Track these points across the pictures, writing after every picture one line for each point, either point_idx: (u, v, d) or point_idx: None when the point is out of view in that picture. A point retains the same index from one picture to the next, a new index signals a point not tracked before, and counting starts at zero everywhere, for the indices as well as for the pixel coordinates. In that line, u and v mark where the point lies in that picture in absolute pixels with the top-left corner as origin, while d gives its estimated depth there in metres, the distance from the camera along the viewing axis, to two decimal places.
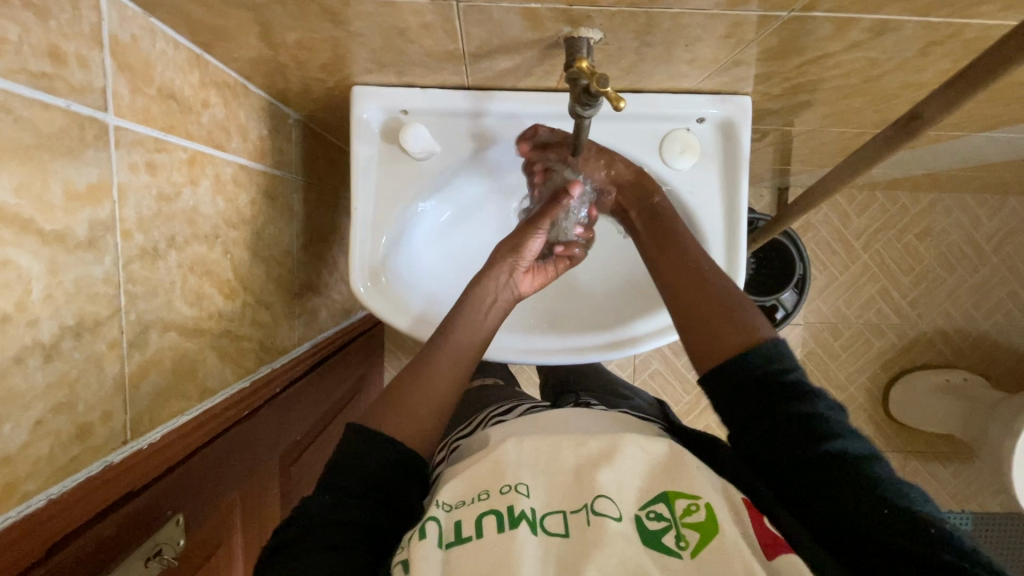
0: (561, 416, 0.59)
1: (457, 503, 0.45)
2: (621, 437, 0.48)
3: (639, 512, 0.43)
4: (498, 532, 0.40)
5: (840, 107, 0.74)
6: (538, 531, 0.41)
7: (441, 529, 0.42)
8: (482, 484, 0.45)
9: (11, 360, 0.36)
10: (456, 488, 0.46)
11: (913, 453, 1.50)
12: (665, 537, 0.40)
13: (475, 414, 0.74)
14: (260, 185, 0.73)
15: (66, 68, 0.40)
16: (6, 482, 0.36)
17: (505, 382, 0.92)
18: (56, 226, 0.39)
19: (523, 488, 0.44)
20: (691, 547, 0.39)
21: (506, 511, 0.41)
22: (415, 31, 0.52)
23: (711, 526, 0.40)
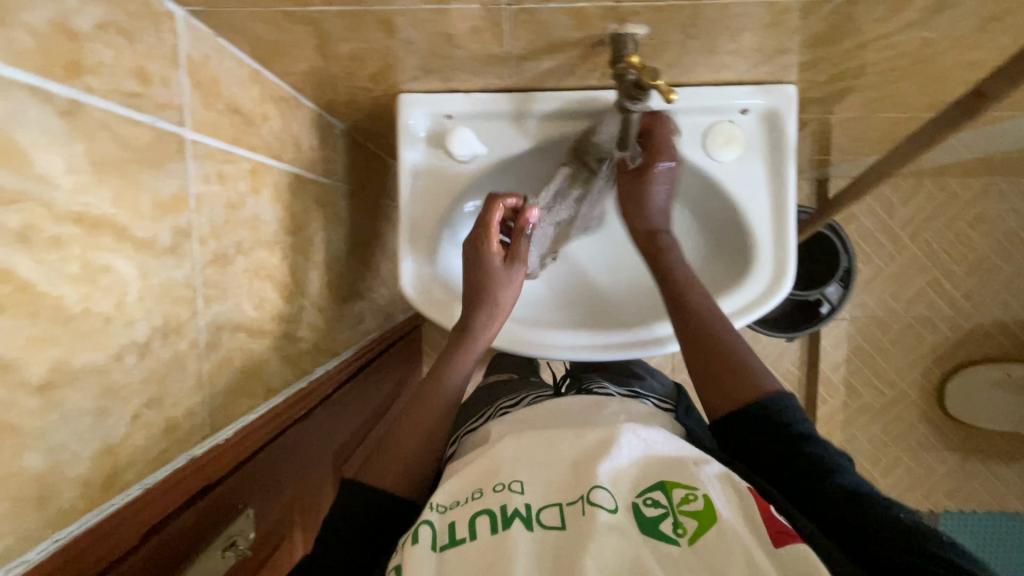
0: (575, 406, 0.62)
1: (451, 504, 0.45)
2: (617, 428, 0.49)
3: (637, 500, 0.42)
4: (492, 533, 0.40)
5: (889, 91, 0.72)
6: (532, 527, 0.41)
7: (437, 532, 0.42)
8: (477, 483, 0.47)
9: (112, 357, 0.39)
10: (452, 490, 0.47)
11: (972, 452, 1.43)
12: (663, 525, 0.40)
13: (486, 406, 0.77)
14: (311, 193, 0.76)
15: (152, 87, 0.43)
16: (110, 470, 0.39)
17: (520, 376, 0.91)
18: (146, 233, 0.42)
19: (518, 485, 0.45)
20: (688, 535, 0.39)
21: (499, 510, 0.42)
22: (464, 36, 0.53)
23: (710, 515, 0.40)
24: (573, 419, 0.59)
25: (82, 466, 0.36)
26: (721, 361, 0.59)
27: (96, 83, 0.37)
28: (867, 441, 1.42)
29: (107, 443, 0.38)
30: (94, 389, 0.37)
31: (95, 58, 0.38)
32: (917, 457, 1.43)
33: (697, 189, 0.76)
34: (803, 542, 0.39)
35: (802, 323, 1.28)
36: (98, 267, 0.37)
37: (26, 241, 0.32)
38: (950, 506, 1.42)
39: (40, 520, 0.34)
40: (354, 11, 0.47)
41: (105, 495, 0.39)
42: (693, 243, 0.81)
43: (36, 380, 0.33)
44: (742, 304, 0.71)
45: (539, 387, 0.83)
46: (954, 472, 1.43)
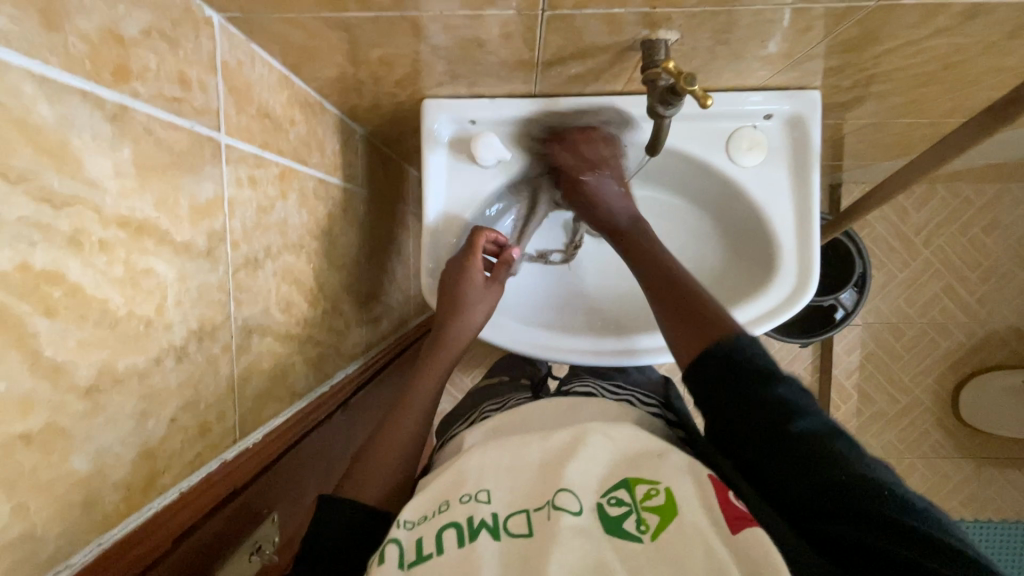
0: (570, 408, 0.61)
1: (419, 519, 0.42)
2: (582, 429, 0.47)
3: (601, 499, 0.41)
4: (458, 547, 0.38)
5: (913, 97, 0.72)
6: (500, 536, 0.39)
7: (403, 550, 0.40)
8: (443, 496, 0.44)
9: (152, 361, 0.39)
10: (419, 504, 0.44)
11: (987, 459, 1.41)
12: (626, 522, 0.39)
13: (471, 411, 0.78)
14: (334, 198, 0.76)
15: (191, 93, 0.44)
16: (149, 473, 0.39)
17: (510, 377, 0.89)
18: (184, 237, 0.42)
19: (484, 495, 0.42)
20: (651, 530, 0.38)
21: (465, 522, 0.40)
22: (495, 42, 0.54)
23: (670, 509, 0.39)
24: (555, 422, 0.58)
25: (124, 470, 0.36)
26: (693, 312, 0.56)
27: (141, 88, 0.38)
28: (881, 448, 1.41)
29: (146, 446, 0.38)
30: (135, 392, 0.37)
31: (140, 63, 0.38)
32: (932, 464, 1.41)
33: (718, 195, 0.76)
34: (758, 526, 0.38)
35: (817, 329, 1.27)
36: (141, 270, 0.38)
37: (76, 245, 0.32)
38: (965, 514, 1.41)
39: (85, 523, 0.34)
40: (388, 16, 0.48)
41: (144, 499, 0.39)
42: (711, 247, 0.81)
43: (84, 383, 0.33)
44: (764, 310, 0.71)
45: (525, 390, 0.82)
46: (969, 479, 1.42)
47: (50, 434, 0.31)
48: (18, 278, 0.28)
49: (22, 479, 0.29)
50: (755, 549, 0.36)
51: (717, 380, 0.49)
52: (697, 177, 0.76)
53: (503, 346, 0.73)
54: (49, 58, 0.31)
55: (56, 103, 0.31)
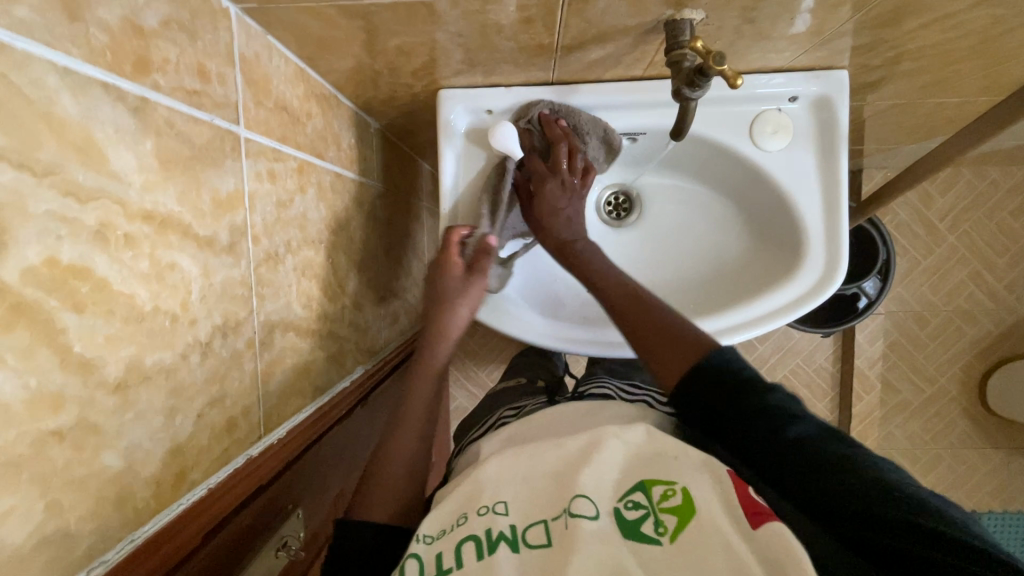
0: (581, 411, 0.59)
1: (438, 534, 0.42)
2: (596, 431, 0.46)
3: (617, 503, 0.40)
4: (477, 561, 0.37)
5: (945, 75, 0.69)
6: (518, 548, 0.38)
7: (422, 564, 0.39)
8: (461, 508, 0.43)
9: (179, 356, 0.39)
10: (435, 519, 0.43)
11: (1015, 449, 1.38)
12: (643, 526, 0.38)
13: (488, 415, 0.77)
14: (350, 193, 0.76)
15: (210, 85, 0.43)
16: (179, 469, 0.39)
17: (528, 378, 0.88)
18: (207, 231, 0.42)
19: (501, 507, 0.41)
20: (670, 532, 0.37)
21: (483, 536, 0.39)
22: (514, 27, 0.52)
23: (688, 509, 0.38)
24: (570, 424, 0.57)
25: (155, 466, 0.36)
26: (659, 328, 0.55)
27: (161, 80, 0.37)
28: (906, 439, 1.38)
29: (175, 442, 0.38)
30: (163, 388, 0.37)
31: (161, 55, 0.37)
32: (958, 455, 1.38)
33: (742, 182, 0.74)
34: (781, 521, 0.36)
35: (840, 319, 1.24)
36: (165, 265, 0.37)
37: (102, 238, 0.32)
38: (993, 505, 1.38)
39: (118, 520, 0.34)
40: (407, 3, 0.47)
41: (174, 495, 0.39)
42: (734, 234, 0.79)
43: (113, 378, 0.32)
44: (794, 296, 0.69)
45: (544, 392, 0.81)
46: (997, 470, 1.38)
47: (82, 430, 0.30)
48: (47, 272, 0.28)
49: (56, 475, 0.29)
50: (783, 552, 0.34)
51: (712, 400, 0.48)
52: (718, 162, 0.74)
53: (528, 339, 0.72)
54: (71, 49, 0.30)
55: (80, 95, 0.30)
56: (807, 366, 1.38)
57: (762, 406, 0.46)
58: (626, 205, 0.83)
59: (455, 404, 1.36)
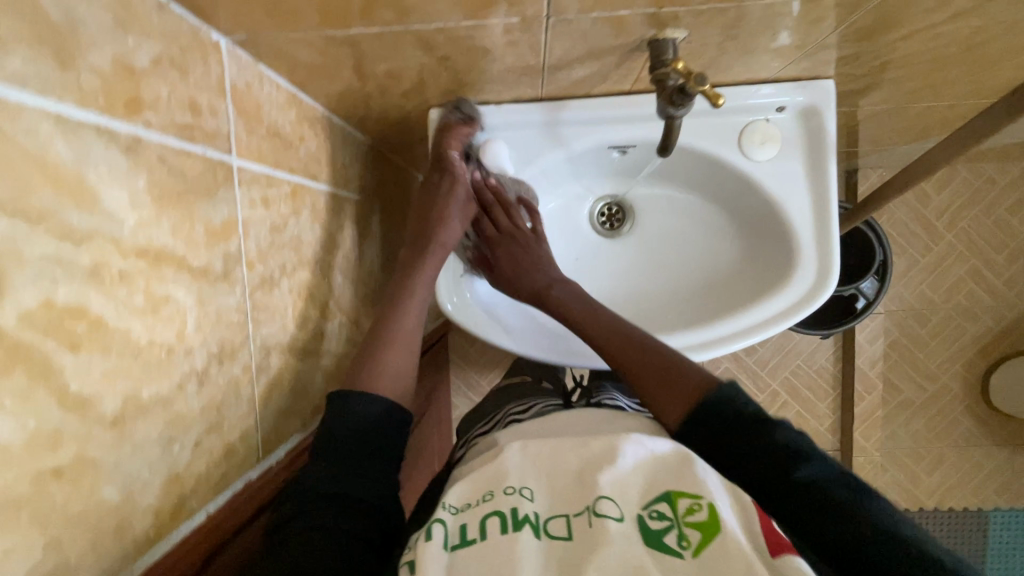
0: (585, 418, 0.58)
1: (463, 506, 0.42)
2: (622, 436, 0.45)
3: (642, 511, 0.40)
4: (501, 534, 0.38)
5: (931, 81, 0.70)
6: (540, 535, 0.39)
7: (447, 532, 0.39)
8: (488, 485, 0.43)
9: (175, 386, 0.39)
10: (463, 490, 0.44)
11: (1020, 445, 1.37)
12: (666, 536, 0.37)
13: (496, 411, 0.77)
14: (345, 211, 0.77)
15: (202, 118, 0.44)
16: (177, 497, 0.40)
17: (533, 378, 0.89)
18: (201, 261, 0.43)
19: (527, 492, 0.42)
20: (693, 546, 0.36)
21: (509, 513, 0.39)
22: (501, 50, 0.53)
23: (714, 525, 0.37)
24: (585, 429, 0.56)
25: (153, 496, 0.37)
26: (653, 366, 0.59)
27: (153, 118, 0.38)
28: (909, 437, 1.38)
29: (173, 471, 0.39)
30: (160, 419, 0.38)
31: (152, 93, 0.38)
32: (963, 452, 1.37)
33: (734, 191, 0.75)
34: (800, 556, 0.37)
35: (839, 320, 1.24)
36: (160, 298, 0.38)
37: (96, 278, 0.32)
38: (999, 502, 1.37)
39: (118, 552, 0.34)
40: (393, 30, 0.48)
41: (173, 524, 0.39)
42: (727, 242, 0.79)
43: (110, 414, 0.33)
44: (787, 304, 0.69)
45: (550, 393, 0.82)
46: (1003, 467, 1.37)
47: (80, 466, 0.31)
48: (43, 314, 0.29)
49: (55, 511, 0.30)
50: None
51: (719, 434, 0.51)
52: (709, 172, 0.75)
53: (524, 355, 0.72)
54: (64, 96, 0.31)
55: (72, 139, 0.31)
56: (807, 367, 1.38)
57: (773, 445, 0.48)
58: (619, 216, 0.83)
59: (457, 412, 1.36)
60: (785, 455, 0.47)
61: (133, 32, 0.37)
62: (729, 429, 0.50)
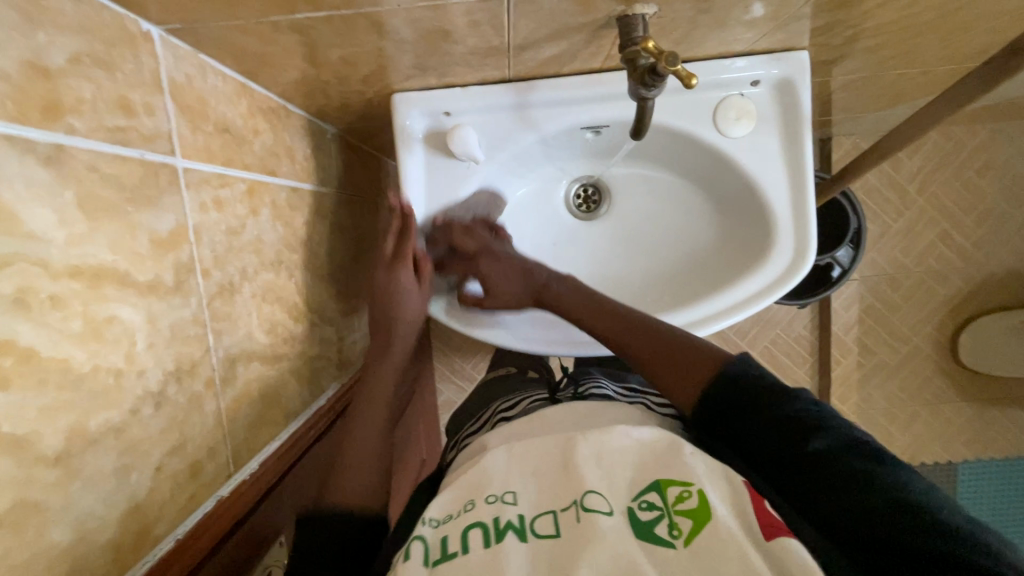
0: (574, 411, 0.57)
1: (444, 517, 0.41)
2: (611, 426, 0.45)
3: (631, 503, 0.39)
4: (484, 547, 0.37)
5: (905, 48, 0.69)
6: (527, 537, 0.38)
7: (428, 547, 0.39)
8: (468, 494, 0.42)
9: (129, 413, 0.37)
10: (444, 501, 0.43)
11: (987, 400, 1.42)
12: (657, 527, 0.37)
13: (483, 408, 0.76)
14: (310, 205, 0.73)
15: (137, 118, 0.40)
16: (140, 527, 0.38)
17: (517, 369, 0.88)
18: (148, 275, 0.40)
19: (510, 496, 0.41)
20: (683, 536, 0.36)
21: (491, 523, 0.38)
22: (462, 31, 0.50)
23: (704, 513, 0.36)
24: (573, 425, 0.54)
25: (111, 530, 0.35)
26: (662, 348, 0.58)
27: (77, 123, 0.35)
28: (883, 399, 1.41)
29: (133, 501, 0.37)
30: (115, 448, 0.35)
31: (73, 94, 0.35)
32: (933, 410, 1.42)
33: (711, 170, 0.73)
34: (793, 535, 0.36)
35: (814, 290, 1.26)
36: (103, 320, 0.35)
37: (23, 306, 0.30)
38: (967, 455, 1.42)
39: None
40: (342, 14, 0.44)
41: (137, 554, 0.37)
42: (705, 220, 0.78)
43: (53, 451, 0.31)
44: (763, 284, 0.69)
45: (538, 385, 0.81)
46: (970, 422, 1.42)
47: (22, 511, 0.29)
48: None
49: None
50: (787, 557, 0.34)
51: (726, 410, 0.49)
52: (684, 150, 0.73)
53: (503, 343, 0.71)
54: None
55: None
56: (785, 336, 1.39)
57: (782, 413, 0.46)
58: (595, 197, 0.81)
59: (442, 398, 1.35)
60: (798, 421, 0.45)
61: (45, 27, 0.33)
62: (730, 407, 0.49)
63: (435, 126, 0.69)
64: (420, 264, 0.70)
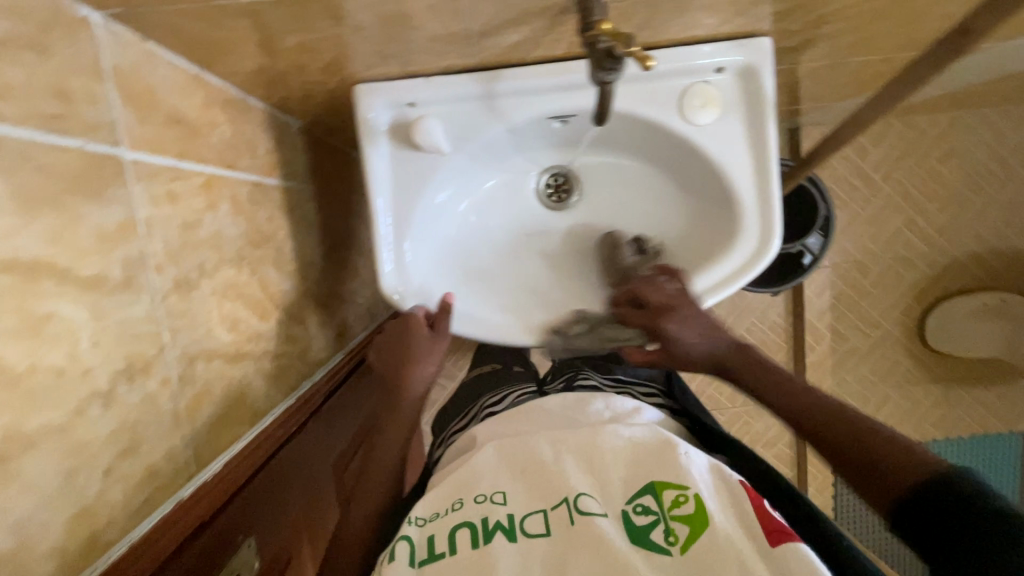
0: (554, 407, 0.59)
1: (431, 516, 0.43)
2: (601, 427, 0.46)
3: (626, 506, 0.40)
4: (472, 548, 0.38)
5: (864, 34, 0.70)
6: (515, 536, 0.38)
7: (414, 547, 0.41)
8: (457, 494, 0.44)
9: (72, 413, 0.36)
10: (432, 501, 0.45)
11: (954, 380, 1.46)
12: (653, 533, 0.37)
13: (471, 404, 0.77)
14: (274, 200, 0.72)
15: (75, 106, 0.39)
16: (90, 532, 0.36)
17: (504, 363, 0.88)
18: (93, 270, 0.38)
19: (500, 497, 0.42)
20: (680, 543, 0.36)
21: (479, 523, 0.40)
22: (419, 16, 0.49)
23: (701, 520, 0.37)
24: (560, 420, 0.56)
25: (55, 535, 0.34)
26: (848, 446, 0.53)
27: (7, 109, 0.33)
28: (856, 382, 1.44)
29: (80, 505, 0.36)
30: (57, 449, 0.34)
31: (2, 80, 0.33)
32: (903, 391, 1.45)
33: (679, 158, 0.74)
34: (800, 539, 0.36)
35: (785, 277, 1.27)
36: (41, 316, 0.34)
37: None
38: (937, 435, 1.45)
39: None
40: None
41: (87, 560, 0.36)
42: (677, 207, 0.78)
43: None
44: (730, 270, 0.69)
45: (528, 379, 0.81)
46: (939, 402, 1.46)
47: None
48: None
49: None
50: (793, 563, 0.34)
51: (918, 512, 0.45)
52: (651, 138, 0.73)
53: (476, 335, 0.71)
54: None
55: None
56: (760, 323, 1.41)
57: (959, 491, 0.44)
58: (566, 187, 0.80)
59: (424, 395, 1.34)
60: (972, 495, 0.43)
61: None
62: (925, 508, 0.45)
63: (399, 115, 0.67)
64: (389, 260, 0.69)
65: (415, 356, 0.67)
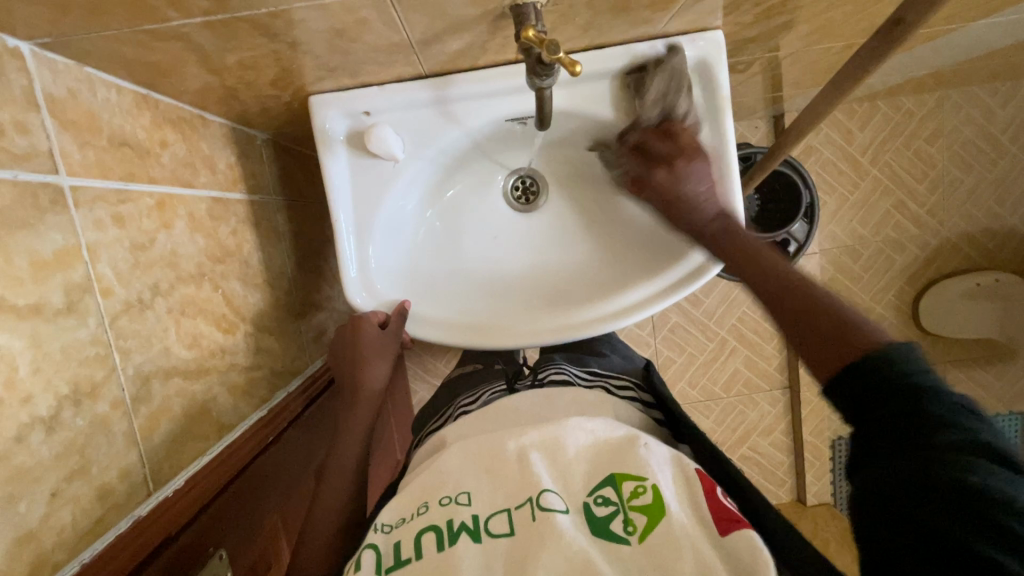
0: (522, 404, 0.57)
1: (396, 522, 0.42)
2: (562, 421, 0.45)
3: (587, 497, 0.40)
4: (438, 552, 0.37)
5: (822, 22, 0.69)
6: (480, 539, 0.38)
7: (380, 555, 0.39)
8: (422, 497, 0.43)
9: (12, 440, 0.37)
10: (398, 506, 0.43)
11: (953, 362, 1.42)
12: (613, 523, 0.38)
13: (447, 405, 0.76)
14: (237, 213, 0.72)
15: (6, 138, 0.39)
16: (36, 555, 0.37)
17: (483, 364, 0.87)
18: (30, 299, 0.39)
19: (464, 497, 0.41)
20: (638, 532, 0.37)
21: (444, 526, 0.39)
22: (354, 29, 0.49)
23: (658, 508, 0.38)
24: (530, 418, 0.55)
25: None
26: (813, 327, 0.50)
27: None
28: None
29: (22, 530, 0.36)
30: None
31: None
32: None
33: None
34: (749, 525, 0.38)
35: None
36: None
37: None
38: None
39: None
40: (221, 19, 0.43)
41: None
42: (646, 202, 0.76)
43: None
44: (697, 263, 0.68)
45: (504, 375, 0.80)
46: None
47: None
48: None
49: None
50: (744, 549, 0.36)
51: (861, 394, 0.43)
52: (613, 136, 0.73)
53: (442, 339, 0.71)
54: None
55: None
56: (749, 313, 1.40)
57: (924, 412, 0.40)
58: (533, 188, 0.81)
59: (415, 398, 1.34)
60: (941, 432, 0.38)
61: None
62: (868, 388, 0.43)
63: (354, 125, 0.68)
64: (352, 267, 0.70)
65: (369, 359, 0.70)
